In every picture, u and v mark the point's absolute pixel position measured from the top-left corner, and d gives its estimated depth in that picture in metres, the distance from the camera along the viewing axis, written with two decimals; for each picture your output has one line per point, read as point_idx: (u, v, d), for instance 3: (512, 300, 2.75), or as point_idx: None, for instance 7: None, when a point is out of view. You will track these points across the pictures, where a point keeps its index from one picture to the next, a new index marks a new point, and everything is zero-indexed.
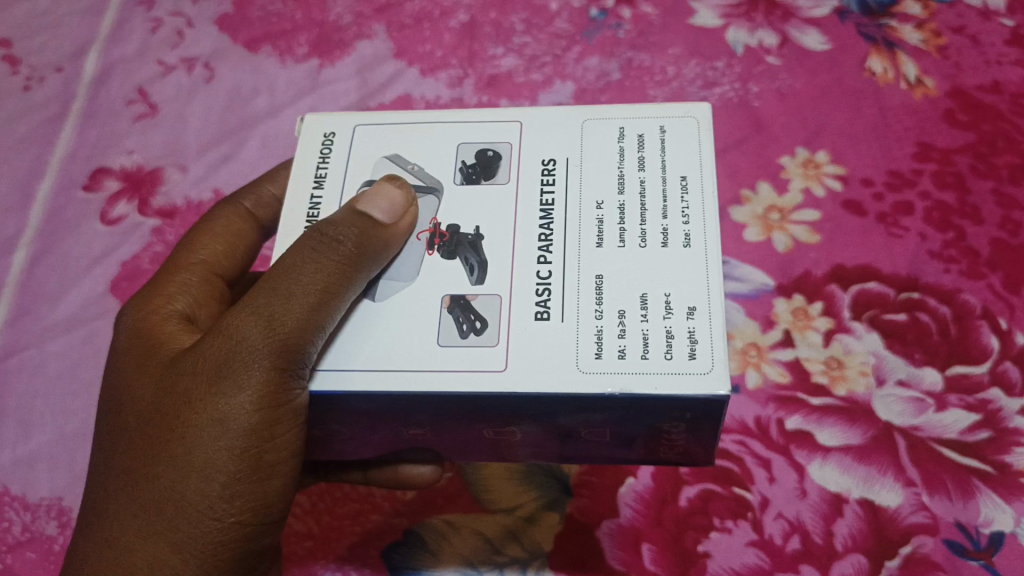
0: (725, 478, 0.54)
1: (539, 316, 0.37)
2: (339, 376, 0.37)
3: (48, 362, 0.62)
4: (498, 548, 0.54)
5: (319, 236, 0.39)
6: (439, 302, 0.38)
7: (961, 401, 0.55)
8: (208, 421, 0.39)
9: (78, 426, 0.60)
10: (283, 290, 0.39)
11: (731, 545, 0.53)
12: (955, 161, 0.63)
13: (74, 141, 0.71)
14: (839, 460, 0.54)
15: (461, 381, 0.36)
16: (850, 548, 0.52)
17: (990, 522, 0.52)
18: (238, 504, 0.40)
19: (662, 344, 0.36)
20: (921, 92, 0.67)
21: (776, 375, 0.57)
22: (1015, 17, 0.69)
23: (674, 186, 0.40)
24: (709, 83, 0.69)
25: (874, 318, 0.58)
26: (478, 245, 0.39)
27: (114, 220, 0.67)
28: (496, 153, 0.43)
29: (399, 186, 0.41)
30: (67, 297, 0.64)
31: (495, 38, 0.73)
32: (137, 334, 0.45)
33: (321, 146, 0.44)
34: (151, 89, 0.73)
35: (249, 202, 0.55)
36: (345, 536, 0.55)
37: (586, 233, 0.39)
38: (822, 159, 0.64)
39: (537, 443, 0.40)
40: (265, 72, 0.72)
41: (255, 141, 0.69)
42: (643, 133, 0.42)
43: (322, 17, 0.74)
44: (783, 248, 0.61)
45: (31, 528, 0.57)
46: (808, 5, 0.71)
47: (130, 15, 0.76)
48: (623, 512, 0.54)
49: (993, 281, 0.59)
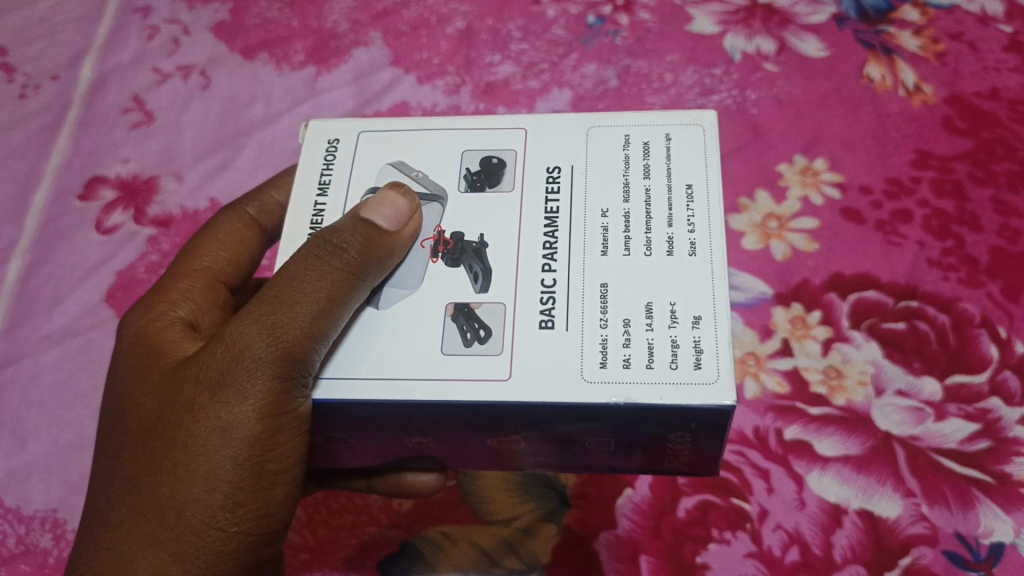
0: (723, 489, 0.54)
1: (543, 324, 0.37)
2: (341, 385, 0.37)
3: (44, 372, 0.62)
4: (496, 560, 0.53)
5: (323, 244, 0.39)
6: (443, 311, 0.38)
7: (961, 410, 0.55)
8: (211, 429, 0.39)
9: (73, 438, 0.60)
10: (287, 297, 0.38)
11: (729, 556, 0.52)
12: (954, 168, 0.63)
13: (69, 150, 0.71)
14: (838, 470, 0.54)
15: (462, 391, 0.36)
16: (849, 559, 0.51)
17: (990, 532, 0.51)
18: (241, 513, 0.40)
19: (668, 353, 0.36)
20: (919, 99, 0.66)
21: (775, 385, 0.57)
22: (1013, 23, 0.69)
23: (680, 194, 0.40)
24: (707, 90, 0.69)
25: (874, 326, 0.58)
26: (482, 254, 0.39)
27: (109, 229, 0.67)
28: (500, 160, 0.42)
29: (404, 193, 0.40)
30: (63, 306, 0.64)
31: (492, 45, 0.72)
32: (139, 341, 0.44)
33: (325, 152, 0.44)
34: (148, 97, 0.73)
35: (253, 209, 0.55)
36: (340, 549, 0.55)
37: (592, 241, 0.39)
38: (820, 166, 0.64)
39: (539, 453, 0.40)
40: (262, 80, 0.72)
41: (252, 149, 0.69)
42: (648, 140, 0.42)
43: (319, 25, 0.74)
44: (781, 256, 0.61)
45: (25, 540, 0.57)
46: (806, 11, 0.71)
47: (127, 23, 0.76)
48: (622, 523, 0.54)
49: (992, 289, 0.58)
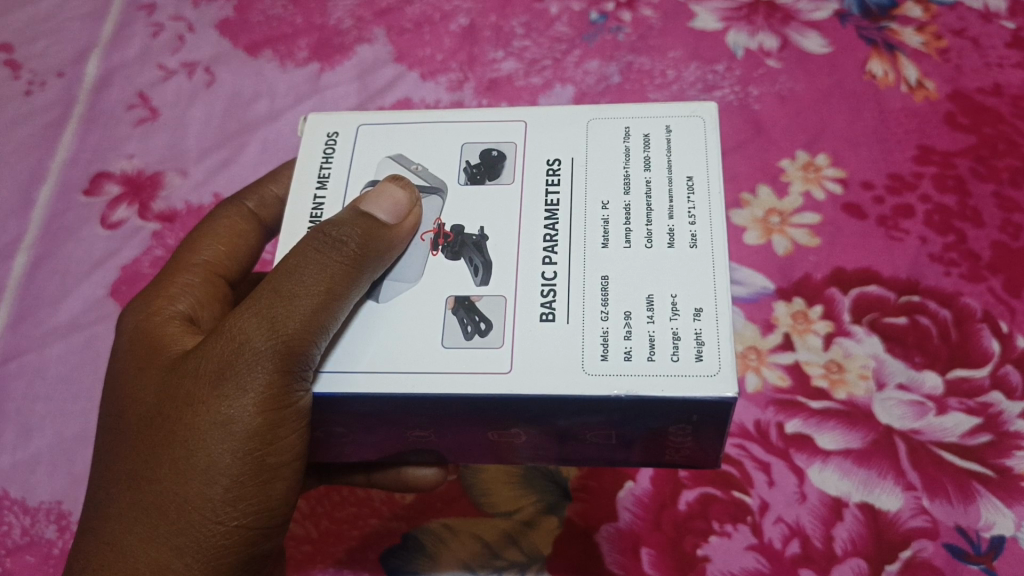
0: (724, 482, 0.54)
1: (544, 317, 0.37)
2: (344, 378, 0.37)
3: (49, 366, 0.62)
4: (497, 553, 0.54)
5: (322, 236, 0.39)
6: (444, 304, 0.38)
7: (961, 404, 0.55)
8: (211, 424, 0.39)
9: (78, 431, 0.60)
10: (286, 291, 0.38)
11: (730, 549, 0.52)
12: (956, 163, 0.63)
13: (74, 146, 0.71)
14: (839, 464, 0.54)
15: (463, 383, 0.36)
16: (850, 552, 0.52)
17: (991, 526, 0.51)
18: (242, 507, 0.40)
19: (669, 346, 0.36)
20: (921, 95, 0.66)
21: (776, 379, 0.57)
22: (1016, 19, 0.69)
23: (680, 185, 0.40)
24: (709, 86, 0.69)
25: (874, 321, 0.58)
26: (482, 246, 0.39)
27: (114, 224, 0.67)
28: (500, 153, 0.43)
29: (404, 186, 0.41)
30: (68, 300, 0.65)
31: (495, 42, 0.73)
32: (139, 336, 0.45)
33: (325, 146, 0.44)
34: (152, 94, 0.73)
35: (252, 203, 0.55)
36: (343, 540, 0.55)
37: (592, 234, 0.39)
38: (822, 162, 0.64)
39: (538, 446, 0.40)
40: (266, 76, 0.73)
41: (255, 145, 0.70)
42: (649, 132, 0.42)
43: (323, 21, 0.75)
44: (783, 251, 0.61)
45: (30, 531, 0.57)
46: (808, 8, 0.71)
47: (132, 20, 0.76)
48: (623, 516, 0.54)
49: (993, 284, 0.58)
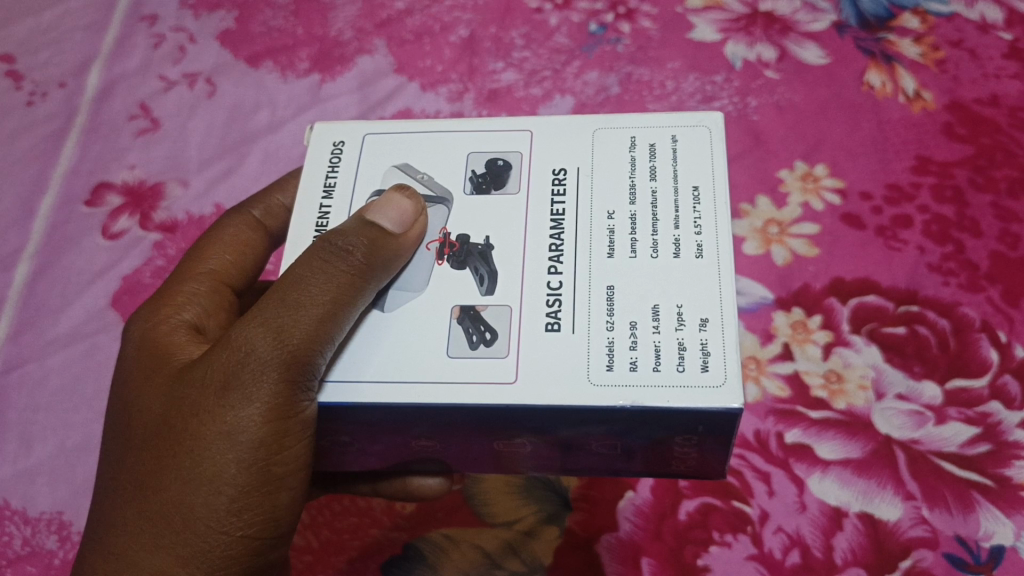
0: (724, 492, 0.54)
1: (550, 327, 0.37)
2: (350, 388, 0.37)
3: (50, 376, 0.62)
4: (497, 562, 0.54)
5: (328, 246, 0.39)
6: (449, 314, 0.38)
7: (961, 414, 0.55)
8: (217, 434, 0.39)
9: (79, 440, 0.60)
10: (292, 300, 0.39)
11: (731, 559, 0.52)
12: (954, 174, 0.63)
13: (76, 157, 0.71)
14: (839, 474, 0.54)
15: (469, 394, 0.36)
16: (850, 562, 0.52)
17: (990, 535, 0.52)
18: (247, 517, 0.40)
19: (675, 356, 0.36)
20: (919, 106, 0.67)
21: (776, 389, 0.57)
22: (1013, 30, 0.69)
23: (686, 195, 0.40)
24: (708, 97, 0.69)
25: (873, 330, 0.58)
26: (488, 255, 0.40)
27: (115, 234, 0.68)
28: (507, 162, 0.43)
29: (409, 196, 0.41)
30: (70, 310, 0.65)
31: (495, 53, 0.73)
32: (144, 346, 0.45)
33: (331, 154, 0.44)
34: (154, 104, 0.73)
35: (258, 211, 0.55)
36: (344, 551, 0.55)
37: (598, 243, 0.39)
38: (821, 172, 0.65)
39: (542, 456, 0.40)
40: (267, 87, 0.73)
41: (257, 155, 0.70)
42: (655, 142, 0.43)
43: (324, 33, 0.75)
44: (782, 261, 0.61)
45: (31, 542, 0.57)
46: (806, 19, 0.72)
47: (133, 30, 0.77)
48: (623, 525, 0.54)
49: (992, 294, 0.59)
